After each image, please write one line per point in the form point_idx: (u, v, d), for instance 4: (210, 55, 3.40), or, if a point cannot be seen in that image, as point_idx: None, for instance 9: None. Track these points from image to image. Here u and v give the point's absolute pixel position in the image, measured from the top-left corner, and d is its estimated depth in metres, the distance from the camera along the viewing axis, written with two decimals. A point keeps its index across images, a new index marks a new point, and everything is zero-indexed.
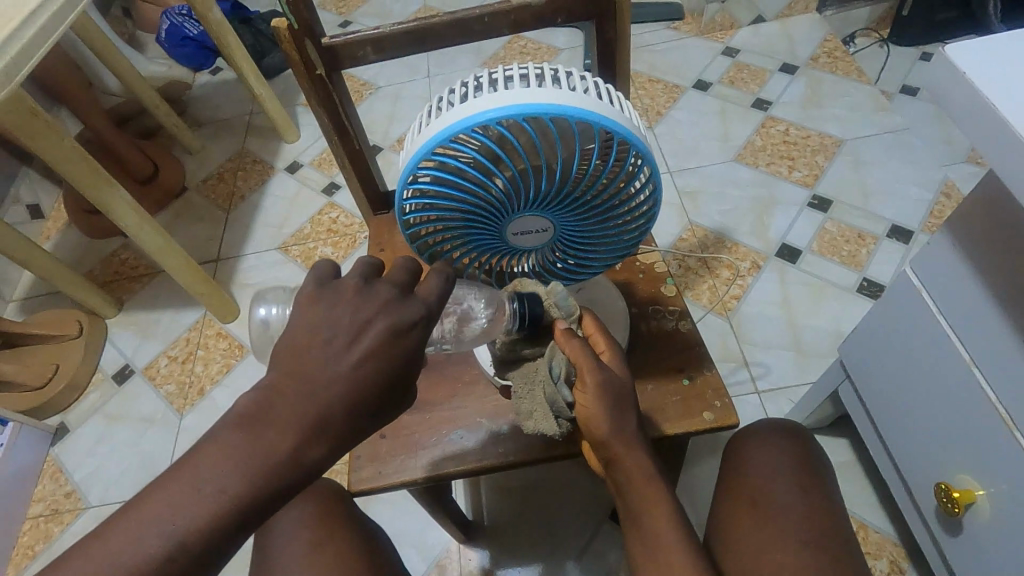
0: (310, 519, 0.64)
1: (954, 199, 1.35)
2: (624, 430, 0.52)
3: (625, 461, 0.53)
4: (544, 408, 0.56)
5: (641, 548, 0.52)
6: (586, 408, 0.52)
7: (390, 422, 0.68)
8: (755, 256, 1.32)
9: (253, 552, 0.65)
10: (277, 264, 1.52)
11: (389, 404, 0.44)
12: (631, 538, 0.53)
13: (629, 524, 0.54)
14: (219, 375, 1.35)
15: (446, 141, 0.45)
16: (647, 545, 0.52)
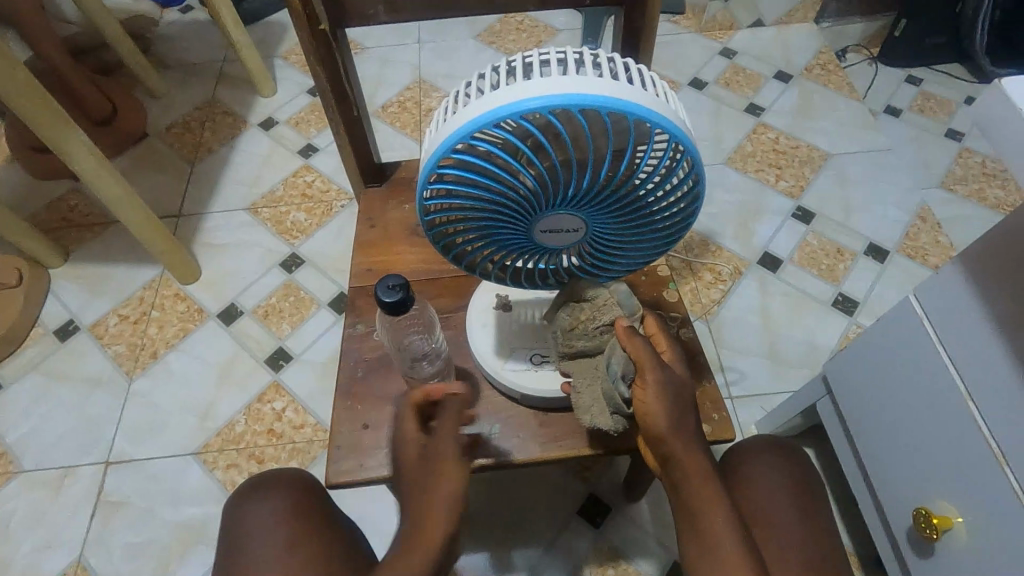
0: (286, 509, 0.62)
1: (929, 223, 1.39)
2: (682, 430, 0.52)
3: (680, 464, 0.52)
4: (601, 404, 0.55)
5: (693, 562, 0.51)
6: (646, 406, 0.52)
7: (377, 411, 0.65)
8: (738, 262, 1.32)
9: (221, 530, 0.63)
10: (245, 226, 1.43)
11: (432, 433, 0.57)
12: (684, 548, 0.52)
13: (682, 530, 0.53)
14: (176, 339, 1.27)
15: (487, 126, 0.41)
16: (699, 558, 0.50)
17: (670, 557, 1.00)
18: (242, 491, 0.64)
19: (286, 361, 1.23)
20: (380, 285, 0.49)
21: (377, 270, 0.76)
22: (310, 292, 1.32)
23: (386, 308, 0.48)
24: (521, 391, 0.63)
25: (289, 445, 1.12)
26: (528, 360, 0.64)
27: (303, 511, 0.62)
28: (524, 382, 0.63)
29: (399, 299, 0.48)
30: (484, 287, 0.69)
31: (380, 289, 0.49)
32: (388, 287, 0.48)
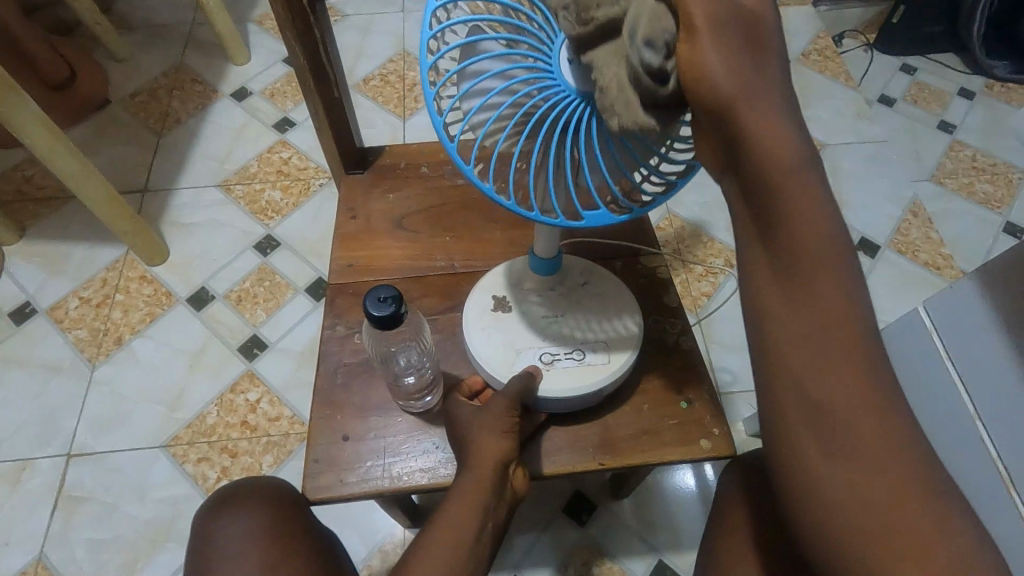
0: (260, 529, 0.57)
1: (920, 217, 1.38)
2: (814, 205, 0.40)
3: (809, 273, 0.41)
4: (627, 96, 0.37)
5: (836, 418, 0.40)
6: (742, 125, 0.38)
7: (358, 421, 0.60)
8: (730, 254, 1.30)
9: (190, 541, 0.59)
10: (216, 204, 1.35)
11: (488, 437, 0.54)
12: (816, 402, 0.41)
13: (812, 373, 0.41)
14: (142, 324, 1.20)
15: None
16: (845, 411, 0.40)
17: (655, 556, 0.99)
18: (215, 503, 0.60)
19: (261, 350, 1.17)
20: (368, 296, 0.45)
21: (358, 266, 0.71)
22: (287, 277, 1.25)
23: (375, 322, 0.44)
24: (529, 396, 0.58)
25: (264, 438, 1.08)
26: (537, 359, 0.59)
27: (278, 532, 0.57)
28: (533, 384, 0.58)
29: (392, 312, 0.44)
30: (480, 286, 0.64)
31: (368, 300, 0.44)
32: (378, 299, 0.44)
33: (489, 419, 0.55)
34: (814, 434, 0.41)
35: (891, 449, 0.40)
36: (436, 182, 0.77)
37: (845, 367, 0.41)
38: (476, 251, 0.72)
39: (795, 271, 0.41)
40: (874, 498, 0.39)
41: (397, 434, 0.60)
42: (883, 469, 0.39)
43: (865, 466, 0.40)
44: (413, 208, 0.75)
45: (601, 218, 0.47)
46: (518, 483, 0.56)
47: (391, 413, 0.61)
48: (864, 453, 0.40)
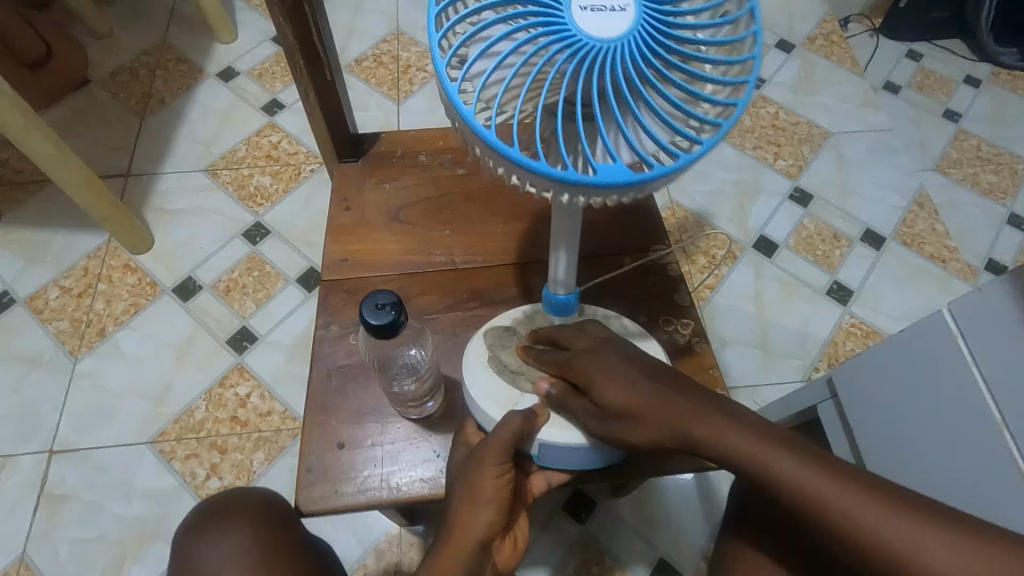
0: (249, 549, 0.53)
1: (926, 209, 1.35)
2: (688, 407, 0.49)
3: (741, 454, 0.48)
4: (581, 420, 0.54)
5: (890, 537, 0.44)
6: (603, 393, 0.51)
7: (353, 428, 0.57)
8: (733, 245, 1.27)
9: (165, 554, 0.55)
10: (202, 190, 1.30)
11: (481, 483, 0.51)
12: (865, 538, 0.44)
13: (836, 515, 0.45)
14: (126, 316, 1.16)
15: None
16: (883, 522, 0.44)
17: (656, 555, 0.97)
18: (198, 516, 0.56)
19: (250, 343, 1.13)
20: (364, 300, 0.42)
21: (353, 262, 0.67)
22: (277, 266, 1.21)
23: (372, 331, 0.41)
24: (529, 437, 0.54)
25: (254, 434, 1.04)
26: (547, 400, 0.55)
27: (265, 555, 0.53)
28: (536, 425, 0.54)
29: (395, 319, 0.41)
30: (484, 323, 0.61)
31: (364, 304, 0.41)
32: (376, 305, 0.41)
33: (472, 489, 0.50)
34: (906, 566, 0.44)
35: (925, 517, 0.44)
36: (434, 172, 0.73)
37: (833, 486, 0.46)
38: (477, 246, 0.68)
39: (733, 456, 0.48)
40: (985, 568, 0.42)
41: (395, 440, 0.57)
42: (950, 540, 0.43)
43: (947, 550, 0.43)
44: (409, 200, 0.71)
45: (624, 174, 0.39)
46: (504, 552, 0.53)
47: (388, 417, 0.58)
48: (933, 539, 0.43)
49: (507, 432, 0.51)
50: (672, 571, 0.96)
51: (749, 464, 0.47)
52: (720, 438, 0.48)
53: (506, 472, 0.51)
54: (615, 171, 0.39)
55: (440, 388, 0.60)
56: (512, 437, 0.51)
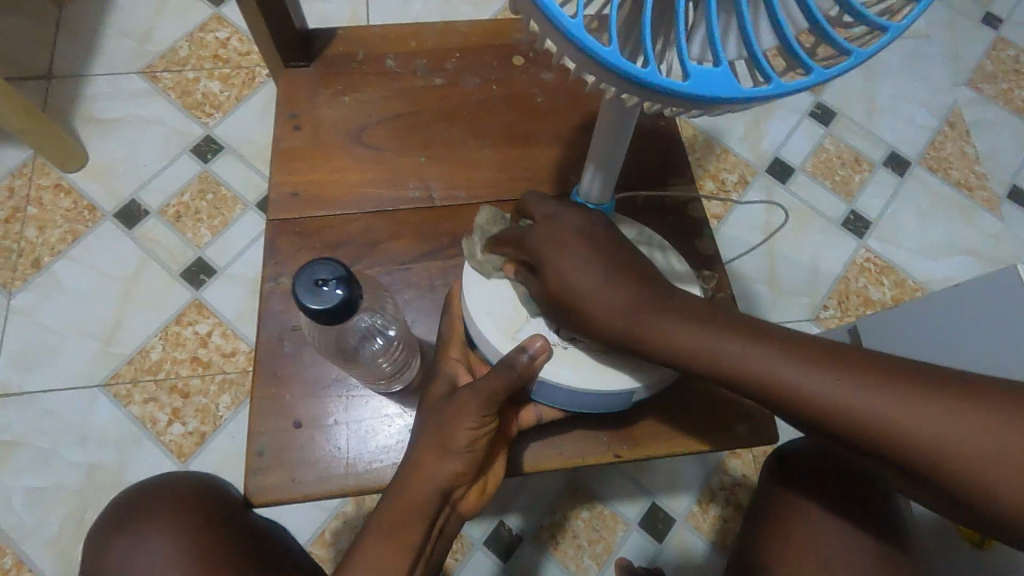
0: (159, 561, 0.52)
1: (958, 129, 1.22)
2: (625, 287, 0.42)
3: (679, 342, 0.40)
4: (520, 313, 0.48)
5: (851, 404, 0.36)
6: (550, 274, 0.43)
7: (312, 403, 0.48)
8: (744, 169, 1.14)
9: (91, 540, 0.55)
10: (140, 97, 1.12)
11: (449, 438, 0.44)
12: (819, 409, 0.37)
13: (790, 388, 0.38)
14: (63, 244, 1.02)
15: None
16: (842, 393, 0.37)
17: (648, 500, 0.94)
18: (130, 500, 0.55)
19: (208, 277, 1.01)
20: (300, 279, 0.35)
21: (306, 196, 0.54)
22: (233, 188, 1.06)
23: (316, 315, 0.34)
24: (534, 377, 0.46)
25: (218, 376, 0.96)
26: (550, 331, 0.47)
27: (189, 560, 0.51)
28: (537, 366, 0.45)
29: (345, 296, 0.34)
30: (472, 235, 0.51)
31: (299, 284, 0.35)
32: (316, 283, 0.35)
33: (445, 435, 0.44)
34: (869, 438, 0.36)
35: (889, 380, 0.36)
36: (405, 82, 0.59)
37: (799, 363, 0.38)
38: (460, 178, 0.56)
39: (674, 349, 0.41)
40: (949, 429, 0.34)
41: (365, 418, 0.48)
42: (917, 402, 0.35)
43: (916, 413, 0.35)
44: (375, 118, 0.57)
45: (726, 82, 0.27)
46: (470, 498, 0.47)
47: (355, 389, 0.49)
48: (894, 401, 0.36)
49: (506, 377, 0.43)
50: (664, 516, 0.93)
51: (688, 355, 0.40)
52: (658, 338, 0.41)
53: (486, 425, 0.44)
54: (712, 77, 0.27)
55: (415, 352, 0.51)
56: (504, 392, 0.44)
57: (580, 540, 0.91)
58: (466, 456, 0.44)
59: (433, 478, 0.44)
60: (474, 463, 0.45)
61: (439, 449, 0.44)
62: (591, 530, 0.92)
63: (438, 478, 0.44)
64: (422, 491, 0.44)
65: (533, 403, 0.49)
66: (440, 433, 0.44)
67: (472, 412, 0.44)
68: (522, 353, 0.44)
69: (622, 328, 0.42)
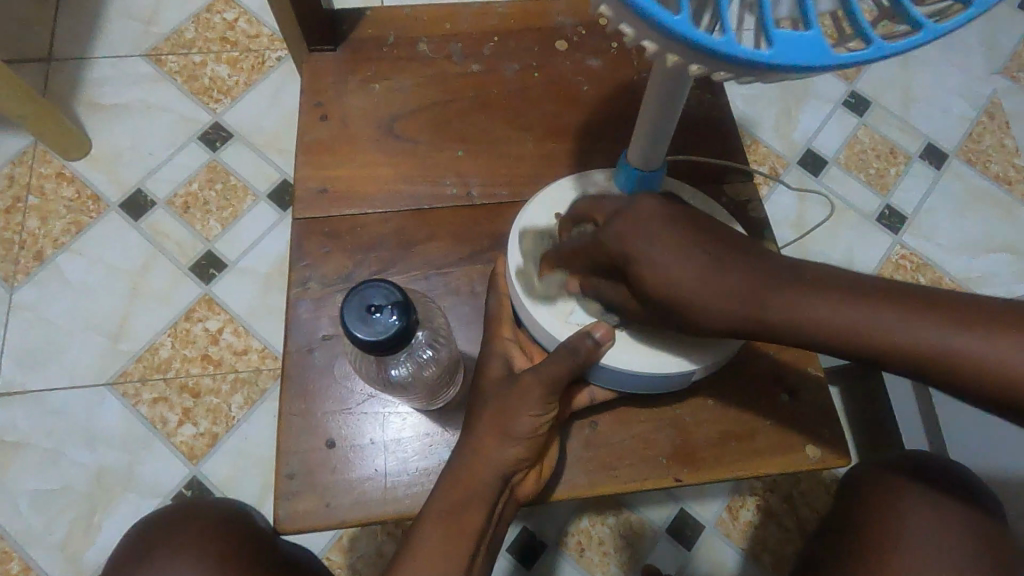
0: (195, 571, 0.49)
1: (997, 120, 1.17)
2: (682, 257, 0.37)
3: (725, 301, 0.36)
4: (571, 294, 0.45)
5: (895, 333, 0.34)
6: (642, 274, 0.37)
7: (345, 420, 0.44)
8: (775, 160, 1.10)
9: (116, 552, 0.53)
10: (145, 81, 1.07)
11: (512, 428, 0.42)
12: (865, 343, 0.35)
13: (833, 328, 0.35)
14: (67, 236, 0.98)
15: None
16: (881, 320, 0.35)
17: (676, 505, 0.91)
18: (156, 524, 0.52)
19: (218, 271, 0.97)
20: (350, 304, 0.34)
21: (334, 193, 0.50)
22: (243, 177, 1.02)
23: (367, 344, 0.33)
24: (594, 364, 0.43)
25: (230, 375, 0.92)
26: (606, 315, 0.44)
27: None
28: (602, 351, 0.43)
29: (400, 324, 0.33)
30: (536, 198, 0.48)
31: (350, 310, 0.34)
32: (368, 309, 0.34)
33: (506, 420, 0.42)
34: (919, 366, 0.34)
35: (928, 305, 0.35)
36: (439, 69, 0.54)
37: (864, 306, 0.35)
38: (501, 174, 0.52)
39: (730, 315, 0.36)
40: (999, 348, 0.33)
41: (403, 438, 0.44)
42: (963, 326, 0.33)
43: (965, 337, 0.33)
44: (407, 108, 0.53)
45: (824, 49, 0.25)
46: (527, 485, 0.44)
47: (391, 406, 0.45)
48: (938, 327, 0.34)
49: (568, 364, 0.41)
50: (693, 522, 0.90)
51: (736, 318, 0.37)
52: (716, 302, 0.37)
53: (548, 413, 0.42)
54: (805, 41, 0.25)
55: (458, 366, 0.46)
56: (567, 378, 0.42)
57: (606, 547, 0.88)
58: (530, 447, 0.42)
59: (495, 473, 0.41)
60: (535, 449, 0.43)
61: (504, 441, 0.42)
62: (618, 537, 0.89)
63: (501, 469, 0.42)
64: (481, 489, 0.41)
65: (588, 383, 0.46)
66: (506, 423, 0.42)
67: (538, 397, 0.42)
68: (587, 338, 0.42)
69: (682, 300, 0.37)
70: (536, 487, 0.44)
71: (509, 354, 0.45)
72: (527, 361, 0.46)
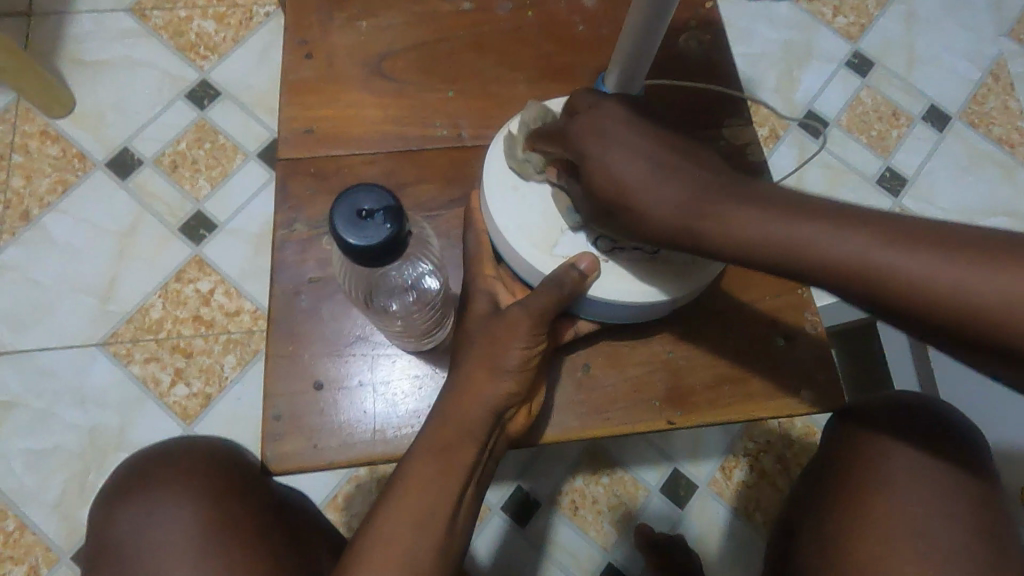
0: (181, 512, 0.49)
1: (1002, 82, 1.14)
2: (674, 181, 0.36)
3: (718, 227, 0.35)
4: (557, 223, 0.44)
5: (889, 263, 0.32)
6: (629, 205, 0.37)
7: (331, 363, 0.44)
8: (776, 121, 1.08)
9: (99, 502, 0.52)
10: (129, 37, 1.04)
11: (498, 357, 0.41)
12: (857, 274, 0.32)
13: (828, 257, 0.33)
14: (52, 195, 0.96)
15: None
16: (836, 241, 0.33)
17: (669, 465, 0.91)
18: (141, 472, 0.52)
19: (208, 231, 0.95)
20: (340, 209, 0.32)
21: (321, 134, 0.48)
22: (232, 136, 0.99)
23: (359, 250, 0.32)
24: (581, 295, 0.43)
25: (222, 336, 0.91)
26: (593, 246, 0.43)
27: (210, 547, 0.48)
28: (589, 283, 0.42)
29: (394, 230, 0.32)
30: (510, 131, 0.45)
31: (341, 215, 0.32)
32: (359, 213, 0.32)
33: (495, 355, 0.41)
34: (878, 293, 0.32)
35: (930, 237, 0.32)
36: (430, 7, 0.52)
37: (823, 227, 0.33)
38: (492, 115, 0.50)
39: (720, 237, 0.35)
40: (997, 281, 0.30)
41: (390, 380, 0.44)
42: (961, 257, 0.31)
43: (964, 270, 0.30)
44: (396, 47, 0.51)
45: None
46: (517, 423, 0.43)
47: (379, 348, 0.44)
48: (935, 257, 0.31)
49: (553, 295, 0.40)
50: (686, 482, 0.91)
51: (728, 240, 0.35)
52: (670, 218, 0.36)
53: (537, 346, 0.41)
54: None
55: (450, 310, 0.45)
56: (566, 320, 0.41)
57: (599, 505, 0.89)
58: (518, 381, 0.41)
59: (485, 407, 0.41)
60: (524, 385, 0.42)
61: (491, 375, 0.41)
62: (611, 496, 0.89)
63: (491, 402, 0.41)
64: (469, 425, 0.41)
65: (574, 319, 0.46)
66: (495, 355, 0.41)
67: (526, 326, 0.41)
68: (572, 269, 0.41)
69: (674, 221, 0.36)
70: (526, 424, 0.44)
71: (494, 291, 0.44)
72: (510, 297, 0.45)
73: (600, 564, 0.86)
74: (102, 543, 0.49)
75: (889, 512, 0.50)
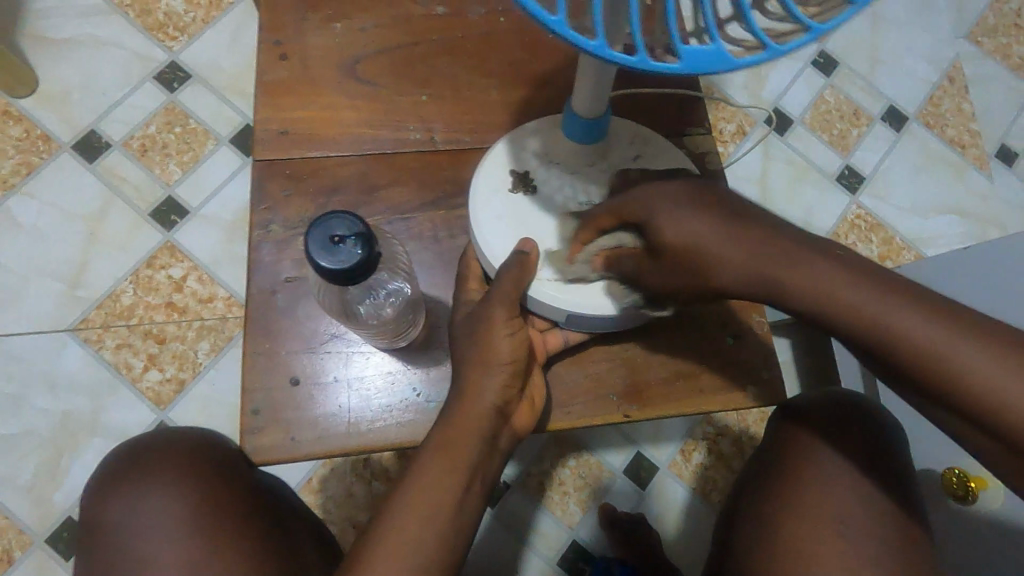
0: (166, 504, 0.51)
1: (957, 84, 1.19)
2: (745, 238, 0.37)
3: (795, 281, 0.36)
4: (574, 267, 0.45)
5: (953, 358, 0.34)
6: (712, 258, 0.37)
7: (307, 359, 0.46)
8: (743, 119, 1.11)
9: (85, 494, 0.54)
10: (93, 15, 1.01)
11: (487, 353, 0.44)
12: (916, 356, 0.35)
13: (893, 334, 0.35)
14: (16, 177, 0.94)
15: None
16: (899, 317, 0.35)
17: (632, 449, 0.96)
18: (124, 466, 0.53)
19: (180, 217, 0.95)
20: (315, 235, 0.35)
21: (295, 137, 0.50)
22: (202, 120, 0.98)
23: (332, 273, 0.34)
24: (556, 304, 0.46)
25: (195, 323, 0.91)
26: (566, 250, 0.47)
27: (197, 535, 0.50)
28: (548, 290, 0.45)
29: (365, 255, 0.35)
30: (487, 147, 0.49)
31: (316, 241, 0.35)
32: (332, 240, 0.35)
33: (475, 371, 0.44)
34: (914, 362, 0.35)
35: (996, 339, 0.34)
36: (403, 9, 0.53)
37: (891, 304, 0.35)
38: (465, 120, 0.52)
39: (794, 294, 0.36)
40: None
41: (365, 375, 0.46)
42: (991, 350, 0.34)
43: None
44: (369, 50, 0.52)
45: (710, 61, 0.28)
46: (521, 418, 0.46)
47: (354, 345, 0.47)
48: (997, 361, 0.33)
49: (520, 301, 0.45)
50: (648, 465, 0.95)
51: (807, 300, 0.36)
52: (742, 269, 0.37)
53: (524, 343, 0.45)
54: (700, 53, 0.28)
55: (421, 311, 0.48)
56: None
57: (567, 487, 0.93)
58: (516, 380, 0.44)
59: (485, 410, 0.43)
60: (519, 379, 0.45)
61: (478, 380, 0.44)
62: (578, 478, 0.94)
63: (494, 404, 0.43)
64: (473, 428, 0.43)
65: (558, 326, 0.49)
66: (498, 359, 0.44)
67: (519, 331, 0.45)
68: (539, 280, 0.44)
69: (744, 278, 0.37)
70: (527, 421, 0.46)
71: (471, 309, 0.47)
72: None
73: (567, 543, 0.91)
74: (90, 527, 0.52)
75: (815, 503, 0.53)
